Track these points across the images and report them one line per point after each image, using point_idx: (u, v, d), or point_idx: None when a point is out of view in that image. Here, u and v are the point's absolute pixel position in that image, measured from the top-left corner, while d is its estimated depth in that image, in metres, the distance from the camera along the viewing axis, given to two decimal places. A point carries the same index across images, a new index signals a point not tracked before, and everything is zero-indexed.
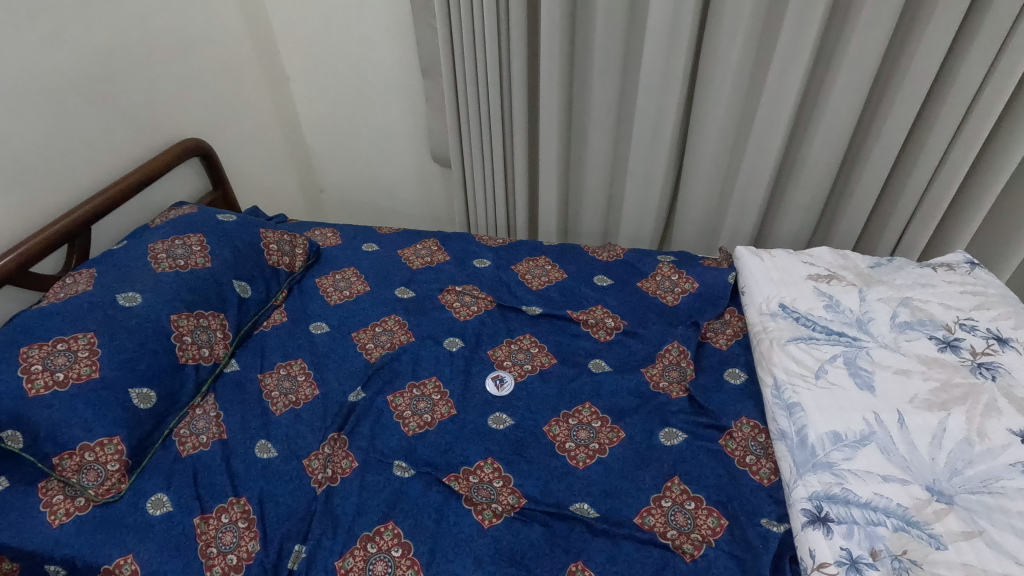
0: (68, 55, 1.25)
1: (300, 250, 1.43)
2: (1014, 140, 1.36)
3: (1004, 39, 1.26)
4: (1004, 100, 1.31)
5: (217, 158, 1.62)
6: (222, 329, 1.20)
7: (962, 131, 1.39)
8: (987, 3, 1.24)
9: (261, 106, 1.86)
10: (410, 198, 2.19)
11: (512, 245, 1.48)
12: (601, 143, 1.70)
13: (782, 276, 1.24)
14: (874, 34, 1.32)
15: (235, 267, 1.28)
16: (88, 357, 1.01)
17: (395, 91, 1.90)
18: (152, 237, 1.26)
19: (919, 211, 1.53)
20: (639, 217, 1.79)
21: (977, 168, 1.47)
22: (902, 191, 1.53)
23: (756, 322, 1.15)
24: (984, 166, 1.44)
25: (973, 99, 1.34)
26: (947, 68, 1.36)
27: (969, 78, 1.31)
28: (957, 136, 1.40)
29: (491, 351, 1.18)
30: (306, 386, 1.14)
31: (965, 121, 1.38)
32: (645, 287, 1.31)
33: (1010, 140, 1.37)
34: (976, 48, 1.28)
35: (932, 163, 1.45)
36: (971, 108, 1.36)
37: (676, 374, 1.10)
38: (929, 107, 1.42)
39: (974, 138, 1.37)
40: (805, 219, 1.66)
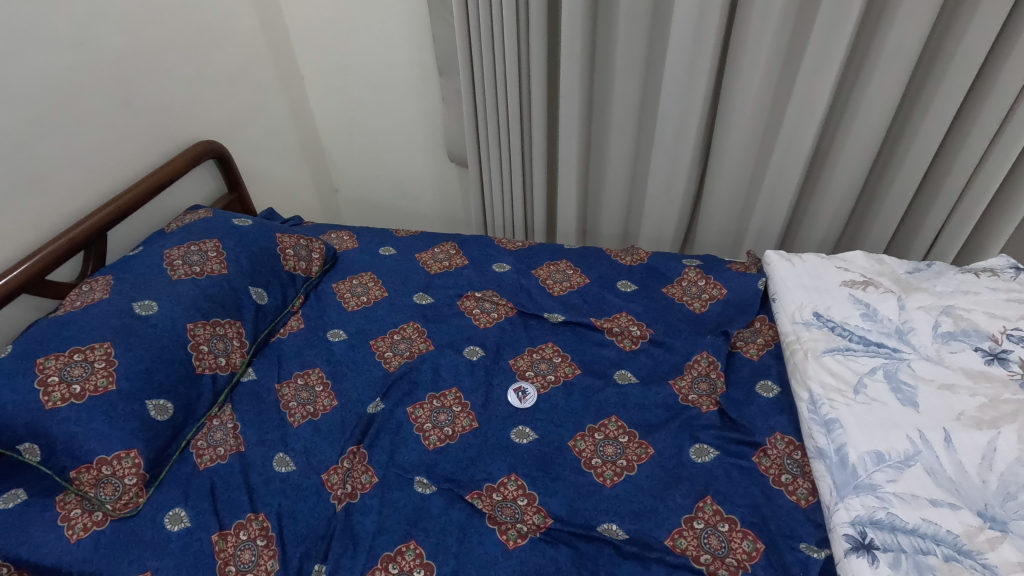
0: (85, 58, 1.24)
1: (317, 254, 1.40)
2: None
3: None
4: None
5: (232, 160, 1.60)
6: (238, 337, 1.18)
7: (1005, 129, 1.32)
8: None
9: (277, 107, 1.84)
10: (426, 198, 2.16)
11: (532, 249, 1.44)
12: (623, 142, 1.66)
13: (815, 282, 1.19)
14: (915, 24, 1.25)
15: (251, 273, 1.25)
16: (105, 368, 0.99)
17: (410, 90, 1.87)
18: (168, 243, 1.24)
19: (955, 213, 1.47)
20: (660, 218, 1.75)
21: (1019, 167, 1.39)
22: (938, 191, 1.47)
23: (789, 331, 1.10)
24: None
25: (1019, 93, 1.27)
26: (991, 58, 1.28)
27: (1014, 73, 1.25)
28: (1000, 133, 1.33)
29: (512, 360, 1.15)
30: (324, 396, 1.11)
31: (1010, 116, 1.30)
32: (671, 293, 1.27)
33: None
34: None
35: (972, 161, 1.38)
36: (1016, 101, 1.29)
37: (706, 387, 1.06)
38: (971, 102, 1.35)
39: (1018, 137, 1.31)
40: (835, 222, 1.60)
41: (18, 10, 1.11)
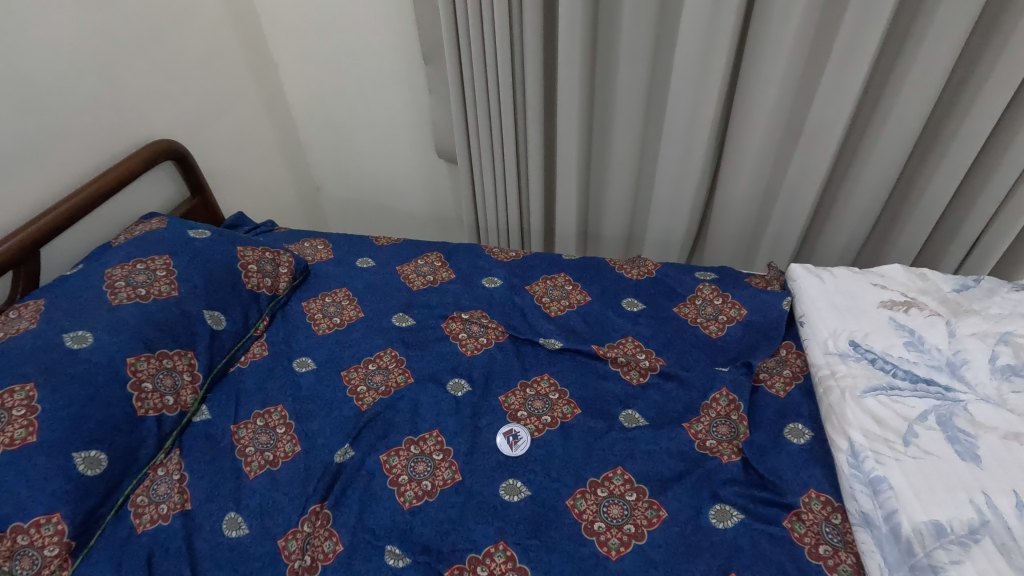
0: (10, 48, 1.07)
1: (284, 268, 1.25)
2: None
3: None
4: None
5: (194, 160, 1.43)
6: (189, 371, 1.03)
7: None
8: None
9: (248, 101, 1.67)
10: (414, 197, 2.00)
11: (527, 261, 1.29)
12: (627, 138, 1.49)
13: (849, 303, 1.04)
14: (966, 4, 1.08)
15: (207, 294, 1.10)
16: (24, 416, 0.84)
17: (395, 80, 1.70)
18: (111, 261, 1.09)
19: (997, 219, 1.30)
20: (669, 221, 1.59)
21: None
22: (978, 195, 1.30)
23: (822, 363, 0.96)
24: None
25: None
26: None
27: None
28: None
29: (502, 397, 1.00)
30: (286, 441, 0.97)
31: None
32: (684, 314, 1.12)
33: None
34: None
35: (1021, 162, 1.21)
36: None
37: (726, 431, 0.91)
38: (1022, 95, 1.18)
39: None
40: (860, 226, 1.44)
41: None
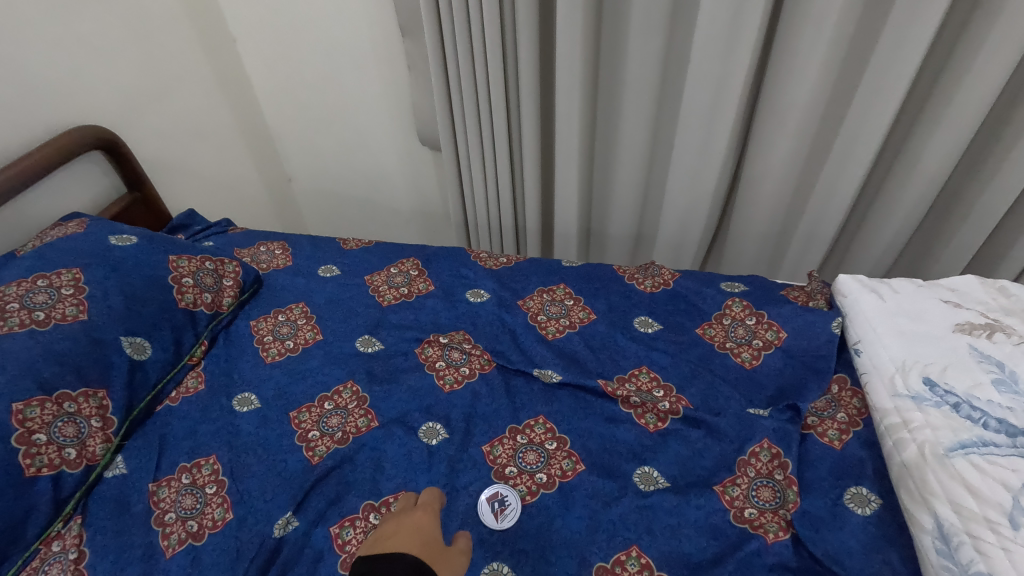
0: None
1: (229, 280, 1.05)
2: None
3: None
4: None
5: (132, 154, 1.24)
6: (99, 415, 0.83)
7: None
8: None
9: (200, 81, 1.45)
10: (396, 189, 1.79)
11: (519, 269, 1.09)
12: (638, 123, 1.28)
13: (917, 327, 0.84)
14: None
15: (128, 317, 0.90)
16: None
17: (369, 56, 1.47)
18: (7, 276, 0.87)
19: None
20: (684, 218, 1.38)
21: None
22: None
23: (889, 409, 0.75)
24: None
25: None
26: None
27: None
28: None
29: (486, 447, 0.81)
30: (216, 505, 0.78)
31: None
32: (709, 338, 0.92)
33: None
34: None
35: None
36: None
37: (769, 497, 0.72)
38: None
39: None
40: (909, 224, 1.23)
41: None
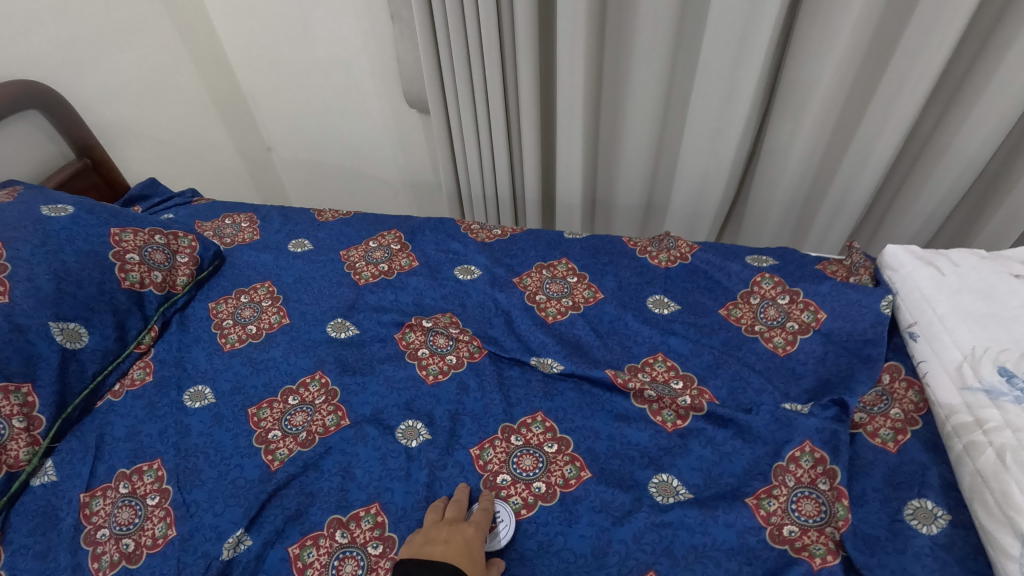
0: None
1: (185, 256, 0.92)
2: None
3: None
4: None
5: (79, 118, 1.11)
6: (24, 413, 0.70)
7: None
8: None
9: (159, 36, 1.30)
10: (383, 157, 1.64)
11: (514, 243, 0.96)
12: (649, 74, 1.12)
13: (986, 307, 0.70)
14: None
15: (58, 298, 0.77)
16: None
17: (347, 6, 1.32)
18: None
19: None
20: (700, 185, 1.24)
21: None
22: None
23: (957, 405, 0.63)
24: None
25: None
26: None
27: None
28: None
29: (474, 450, 0.69)
30: (157, 519, 0.66)
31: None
32: (735, 320, 0.80)
33: None
34: None
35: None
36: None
37: (813, 511, 0.60)
38: None
39: None
40: (958, 188, 1.08)
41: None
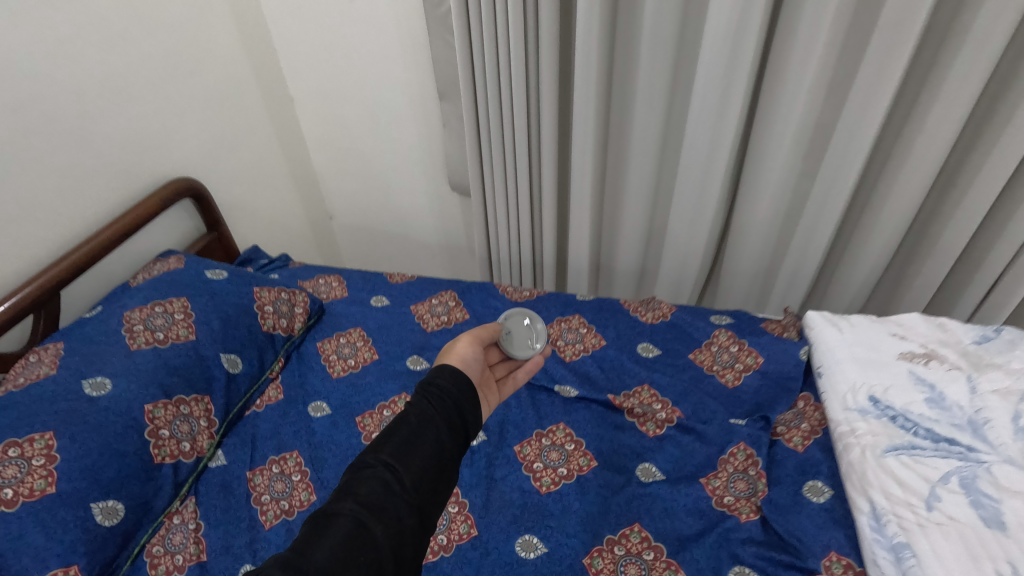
0: (41, 94, 1.09)
1: (299, 308, 1.25)
2: None
3: None
4: None
5: (212, 198, 1.45)
6: (206, 416, 1.04)
7: None
8: None
9: (265, 135, 1.68)
10: (426, 226, 2.00)
11: (541, 302, 1.29)
12: (642, 175, 1.48)
13: (868, 355, 1.03)
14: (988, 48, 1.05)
15: (224, 337, 1.11)
16: (44, 465, 0.86)
17: (409, 115, 1.70)
18: (130, 303, 1.10)
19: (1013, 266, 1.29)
20: (682, 257, 1.58)
21: None
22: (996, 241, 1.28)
23: (841, 419, 0.95)
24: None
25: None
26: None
27: None
28: None
29: (517, 447, 1.00)
30: (302, 489, 0.97)
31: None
32: (699, 361, 1.12)
33: None
34: None
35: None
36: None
37: (744, 487, 0.91)
38: None
39: None
40: (876, 267, 1.43)
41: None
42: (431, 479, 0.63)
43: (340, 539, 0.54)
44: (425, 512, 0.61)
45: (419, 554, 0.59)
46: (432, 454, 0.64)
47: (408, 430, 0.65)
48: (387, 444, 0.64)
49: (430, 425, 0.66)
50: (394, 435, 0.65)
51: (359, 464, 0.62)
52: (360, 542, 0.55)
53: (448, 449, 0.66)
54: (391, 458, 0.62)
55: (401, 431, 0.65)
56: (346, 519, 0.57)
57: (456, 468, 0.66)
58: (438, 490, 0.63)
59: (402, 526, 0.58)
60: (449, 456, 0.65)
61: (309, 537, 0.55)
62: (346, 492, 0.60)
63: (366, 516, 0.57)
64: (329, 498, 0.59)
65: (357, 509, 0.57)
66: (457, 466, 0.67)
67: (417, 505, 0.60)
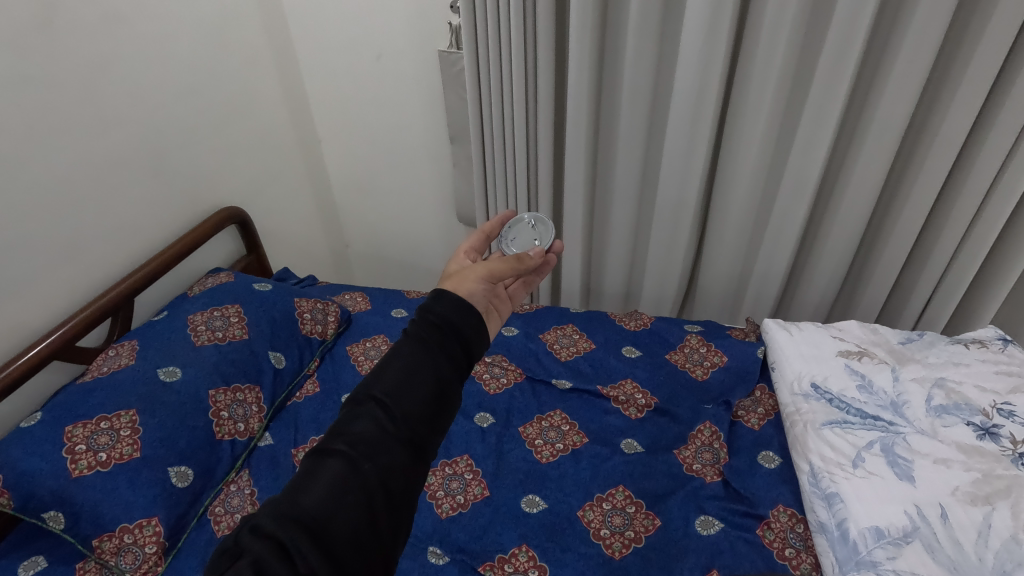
0: (121, 136, 1.31)
1: (332, 317, 1.46)
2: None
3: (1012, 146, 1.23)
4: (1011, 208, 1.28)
5: (253, 224, 1.67)
6: (257, 403, 1.22)
7: (971, 233, 1.35)
8: (1000, 101, 1.21)
9: (296, 172, 1.90)
10: (435, 254, 2.22)
11: (539, 313, 1.50)
12: (625, 207, 1.69)
13: (812, 351, 1.23)
14: (900, 103, 1.26)
15: (271, 338, 1.31)
16: (130, 436, 1.03)
17: (424, 155, 1.94)
18: (193, 308, 1.30)
19: (934, 300, 1.48)
20: (661, 281, 1.79)
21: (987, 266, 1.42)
22: (920, 276, 1.47)
23: (789, 402, 1.15)
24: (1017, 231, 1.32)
25: (1001, 163, 1.25)
26: (978, 126, 1.26)
27: (981, 175, 1.27)
28: (971, 232, 1.34)
29: (522, 427, 1.19)
30: None
31: (996, 185, 1.28)
32: (674, 360, 1.33)
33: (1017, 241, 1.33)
34: (990, 142, 1.23)
35: (963, 224, 1.34)
36: (1001, 171, 1.26)
37: (709, 457, 1.11)
38: (944, 200, 1.38)
39: (981, 243, 1.33)
40: (822, 299, 1.63)
41: (45, 88, 1.14)
42: (426, 411, 0.61)
43: (330, 477, 0.55)
44: (421, 444, 0.61)
45: (416, 486, 0.59)
46: (426, 387, 0.62)
47: (400, 365, 0.63)
48: (378, 380, 0.63)
49: (425, 361, 0.64)
50: (387, 369, 0.63)
51: (353, 401, 0.62)
52: (350, 479, 0.55)
53: (447, 381, 0.64)
54: (383, 395, 0.61)
55: (394, 366, 0.63)
56: (337, 457, 0.57)
57: (453, 399, 0.65)
58: (435, 421, 0.62)
59: (393, 460, 0.57)
60: (448, 388, 0.64)
61: (303, 476, 0.56)
62: (340, 430, 0.60)
63: (356, 454, 0.57)
64: (323, 437, 0.59)
65: (348, 448, 0.57)
66: (456, 396, 0.65)
67: (411, 439, 0.60)
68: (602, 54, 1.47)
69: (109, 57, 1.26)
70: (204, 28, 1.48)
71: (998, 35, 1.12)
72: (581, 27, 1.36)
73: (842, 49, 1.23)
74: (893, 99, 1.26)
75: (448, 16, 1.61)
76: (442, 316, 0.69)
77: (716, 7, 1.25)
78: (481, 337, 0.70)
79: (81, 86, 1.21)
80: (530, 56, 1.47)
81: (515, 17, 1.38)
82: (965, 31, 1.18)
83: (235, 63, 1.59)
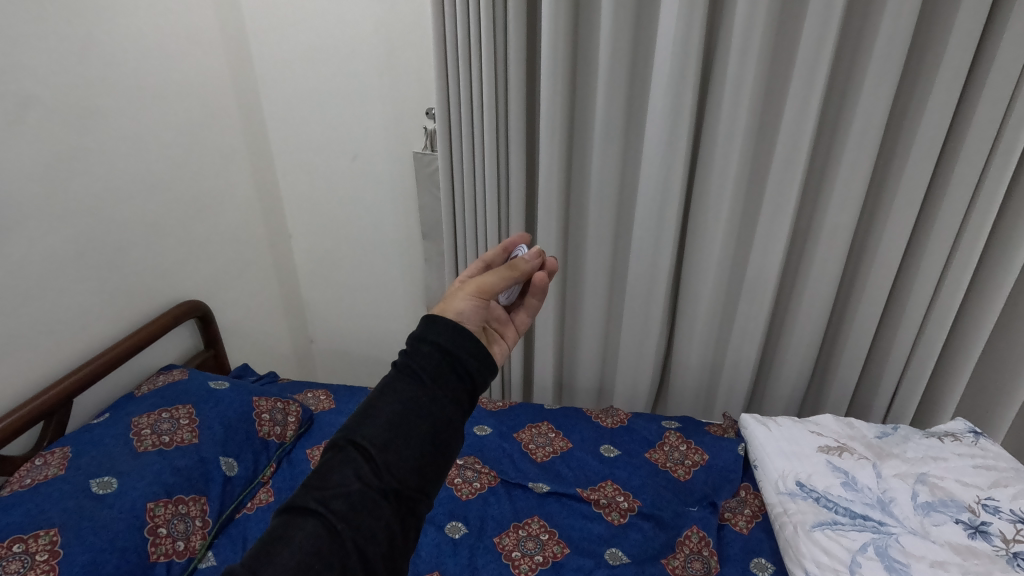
0: (83, 229, 1.27)
1: (292, 417, 1.38)
2: (975, 332, 1.37)
3: (952, 246, 1.32)
4: (958, 302, 1.35)
5: (214, 319, 1.61)
6: (201, 516, 1.10)
7: (926, 326, 1.41)
8: (936, 204, 1.32)
9: (262, 266, 1.87)
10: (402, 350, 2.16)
11: (513, 410, 1.45)
12: (595, 303, 1.70)
13: (793, 447, 1.20)
14: (847, 206, 1.35)
15: (224, 442, 1.21)
16: (46, 560, 0.89)
17: (394, 252, 1.95)
18: (138, 410, 1.20)
19: (899, 392, 1.50)
20: (633, 377, 1.77)
21: (945, 358, 1.46)
22: (883, 368, 1.51)
23: (776, 502, 1.10)
24: (967, 324, 1.39)
25: (945, 261, 1.34)
26: (919, 227, 1.36)
27: (928, 271, 1.35)
28: (925, 325, 1.41)
29: (497, 538, 1.09)
30: None
31: (942, 280, 1.36)
32: (654, 459, 1.28)
33: (969, 334, 1.39)
34: (932, 241, 1.33)
35: (917, 317, 1.40)
36: (945, 267, 1.34)
37: (700, 566, 1.04)
38: (896, 295, 1.45)
39: (937, 337, 1.39)
40: (793, 393, 1.63)
41: (16, 181, 1.13)
42: (417, 464, 0.60)
43: (299, 544, 0.53)
44: (410, 501, 0.59)
45: (402, 545, 0.57)
46: (415, 437, 0.60)
47: (390, 411, 0.61)
48: (364, 426, 0.60)
49: (415, 406, 0.62)
50: (375, 415, 0.61)
51: (335, 448, 0.60)
52: (326, 543, 0.53)
53: (439, 428, 0.62)
54: (368, 444, 0.59)
55: (382, 413, 0.61)
56: (314, 516, 0.55)
57: (449, 447, 0.63)
58: (425, 474, 0.60)
59: (376, 521, 0.55)
60: (440, 436, 0.62)
61: (272, 540, 0.54)
62: (318, 483, 0.58)
63: (333, 516, 0.55)
64: (299, 490, 0.57)
65: (323, 507, 0.55)
66: (453, 441, 0.63)
67: (396, 494, 0.58)
68: (570, 159, 1.56)
69: (84, 154, 1.26)
70: (181, 127, 1.50)
71: (926, 148, 1.25)
72: (551, 134, 1.45)
73: (790, 159, 1.34)
74: (841, 202, 1.35)
75: (424, 122, 1.69)
76: (444, 352, 0.67)
77: (673, 120, 1.36)
78: (482, 372, 0.68)
79: (47, 179, 1.19)
80: (502, 159, 1.54)
81: (488, 124, 1.46)
82: (896, 145, 1.32)
83: (209, 161, 1.60)
